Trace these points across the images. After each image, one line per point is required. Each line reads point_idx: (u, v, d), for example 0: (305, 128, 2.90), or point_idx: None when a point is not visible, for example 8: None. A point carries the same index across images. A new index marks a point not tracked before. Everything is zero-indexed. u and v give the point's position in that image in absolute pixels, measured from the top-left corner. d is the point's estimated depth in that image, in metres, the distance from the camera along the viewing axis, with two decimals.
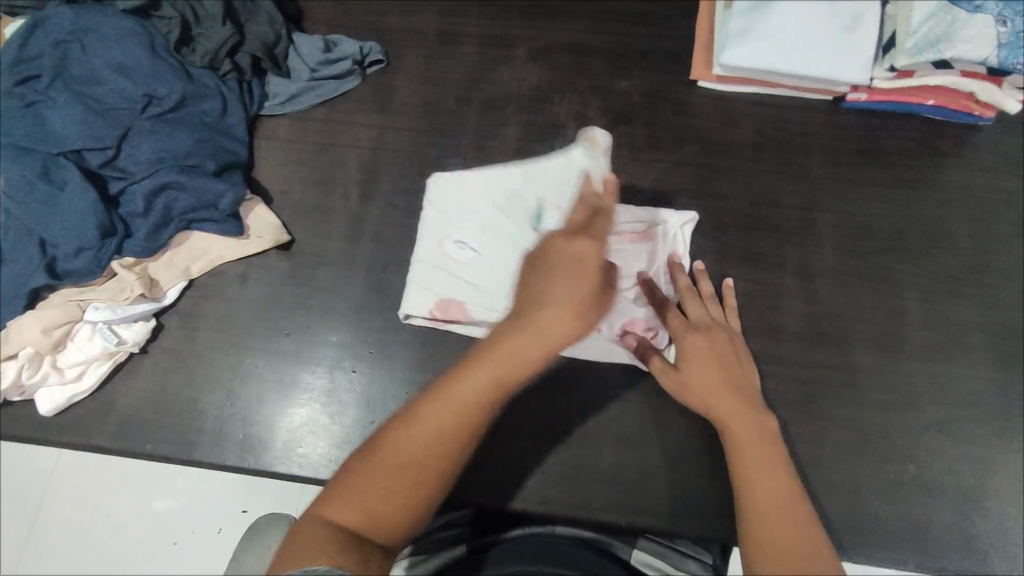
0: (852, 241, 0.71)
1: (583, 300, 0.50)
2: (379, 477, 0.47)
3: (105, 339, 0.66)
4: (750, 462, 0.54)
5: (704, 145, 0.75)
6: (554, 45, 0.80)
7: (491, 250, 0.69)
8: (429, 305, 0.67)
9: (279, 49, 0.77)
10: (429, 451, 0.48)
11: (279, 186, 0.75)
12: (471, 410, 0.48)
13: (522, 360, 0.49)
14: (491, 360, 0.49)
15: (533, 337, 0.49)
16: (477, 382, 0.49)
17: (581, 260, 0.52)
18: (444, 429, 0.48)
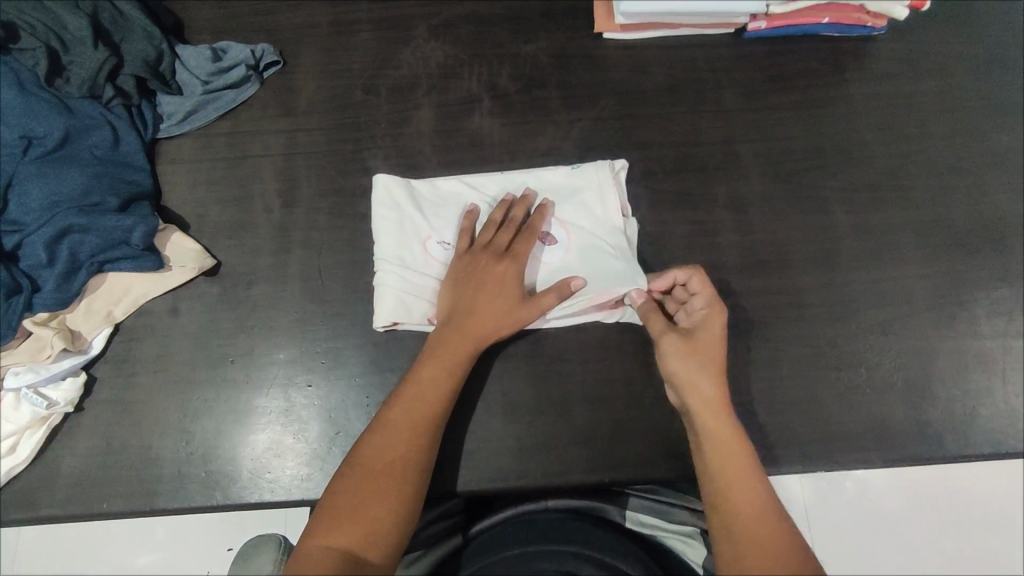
0: (775, 166, 0.73)
1: (489, 293, 0.63)
2: (359, 490, 0.55)
3: (32, 403, 0.61)
4: (743, 498, 0.55)
5: (620, 96, 0.75)
6: (454, 18, 0.78)
7: None
8: (421, 310, 0.66)
9: (165, 66, 0.73)
10: (398, 456, 0.56)
11: (194, 209, 0.71)
12: (425, 404, 0.59)
13: (450, 350, 0.61)
14: (432, 359, 0.61)
15: (449, 331, 0.62)
16: (429, 385, 0.60)
17: (475, 268, 0.65)
18: (407, 432, 0.57)
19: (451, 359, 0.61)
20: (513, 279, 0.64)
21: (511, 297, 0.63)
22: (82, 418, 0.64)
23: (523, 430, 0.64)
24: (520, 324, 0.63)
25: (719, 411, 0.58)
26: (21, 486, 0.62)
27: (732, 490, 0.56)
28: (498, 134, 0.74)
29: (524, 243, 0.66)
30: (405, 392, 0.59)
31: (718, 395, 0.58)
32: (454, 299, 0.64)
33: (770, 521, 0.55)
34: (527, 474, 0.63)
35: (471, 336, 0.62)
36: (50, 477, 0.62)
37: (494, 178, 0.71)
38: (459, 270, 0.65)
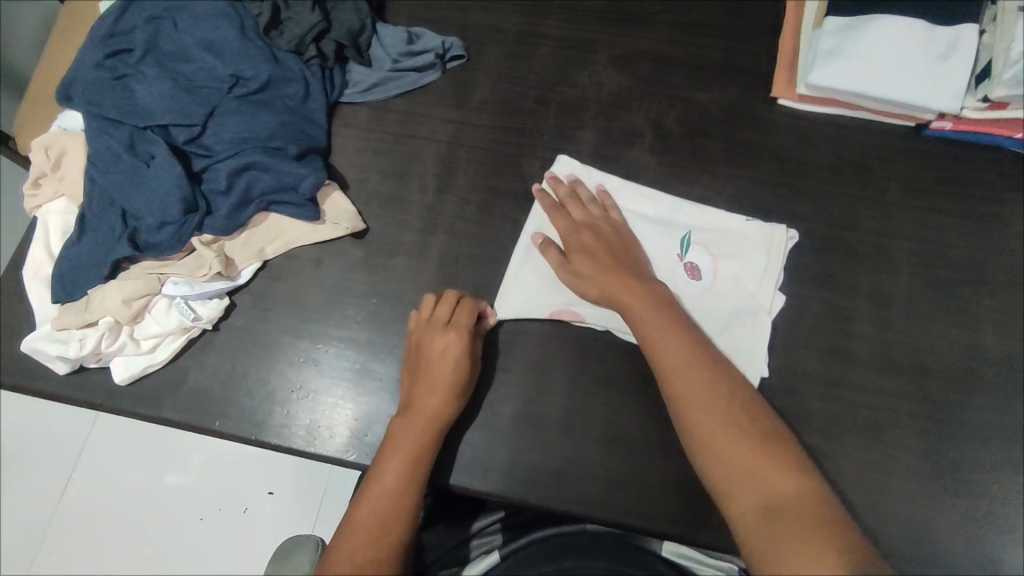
0: (929, 270, 0.70)
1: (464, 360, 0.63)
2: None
3: (181, 313, 0.66)
4: (706, 419, 0.56)
5: (782, 162, 0.75)
6: (635, 53, 0.80)
7: None
8: (548, 297, 0.68)
9: (363, 38, 0.78)
10: (370, 551, 0.55)
11: (355, 173, 0.75)
12: (395, 490, 0.58)
13: (428, 418, 0.61)
14: (391, 457, 0.60)
15: (428, 396, 0.62)
16: (393, 487, 0.58)
17: (446, 348, 0.63)
18: (376, 522, 0.57)
19: (410, 457, 0.59)
20: (451, 356, 0.63)
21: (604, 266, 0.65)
22: (215, 339, 0.69)
23: (617, 464, 0.64)
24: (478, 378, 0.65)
25: (670, 337, 0.60)
26: (150, 386, 0.67)
27: (701, 417, 0.56)
28: (653, 172, 0.75)
29: (552, 251, 0.68)
30: (371, 492, 0.58)
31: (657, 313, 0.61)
32: (428, 402, 0.61)
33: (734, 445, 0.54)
34: (611, 508, 0.63)
35: (426, 434, 0.60)
36: (176, 384, 0.67)
37: (661, 201, 0.73)
38: (438, 373, 0.62)
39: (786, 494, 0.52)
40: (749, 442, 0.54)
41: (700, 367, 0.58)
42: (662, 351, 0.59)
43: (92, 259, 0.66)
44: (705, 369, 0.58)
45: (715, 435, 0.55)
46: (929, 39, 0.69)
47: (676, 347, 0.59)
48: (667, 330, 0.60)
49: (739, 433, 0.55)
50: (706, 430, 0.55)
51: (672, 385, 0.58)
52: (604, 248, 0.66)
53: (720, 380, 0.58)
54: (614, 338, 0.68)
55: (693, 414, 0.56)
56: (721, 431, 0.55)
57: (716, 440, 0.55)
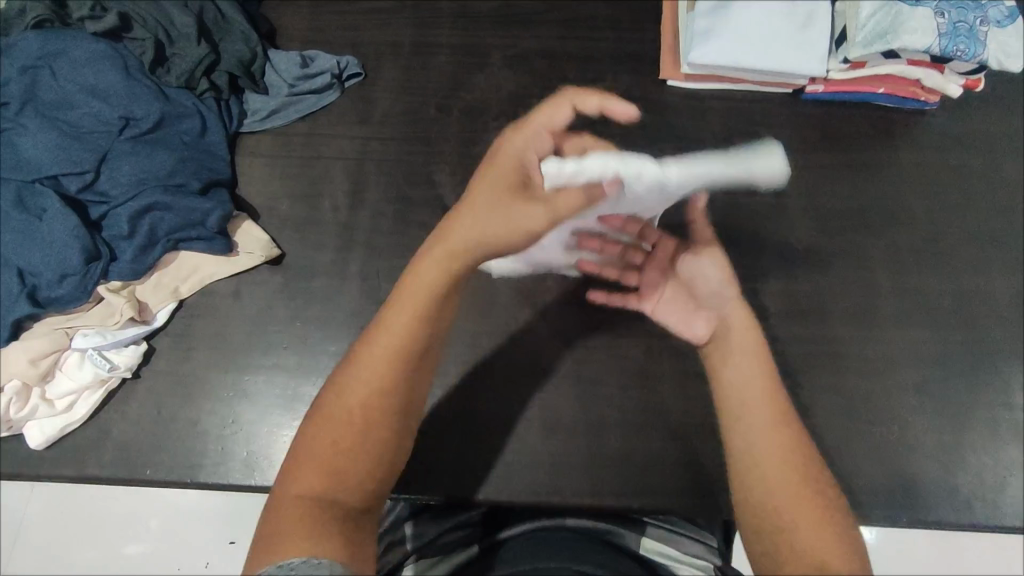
0: (823, 222, 0.75)
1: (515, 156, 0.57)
2: (339, 424, 0.48)
3: (95, 365, 0.65)
4: (779, 483, 0.48)
5: (678, 140, 0.79)
6: (528, 52, 0.83)
7: None
8: None
9: (256, 67, 0.77)
10: (374, 402, 0.49)
11: (265, 201, 0.75)
12: (420, 307, 0.51)
13: (460, 235, 0.53)
14: (423, 261, 0.52)
15: (469, 206, 0.55)
16: (403, 323, 0.50)
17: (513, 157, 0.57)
18: (374, 379, 0.50)
19: (427, 277, 0.52)
20: (522, 148, 0.58)
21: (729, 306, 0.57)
22: (137, 388, 0.67)
23: (558, 447, 0.66)
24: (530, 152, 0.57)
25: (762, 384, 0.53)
26: (74, 444, 0.65)
27: (775, 474, 0.49)
28: None
29: (561, 108, 0.57)
30: (376, 339, 0.51)
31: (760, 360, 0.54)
32: (465, 234, 0.54)
33: (807, 510, 0.47)
34: (558, 491, 0.65)
35: (446, 264, 0.52)
36: (100, 440, 0.65)
37: None
38: (483, 198, 0.55)
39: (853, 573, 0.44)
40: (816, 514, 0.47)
41: (780, 415, 0.51)
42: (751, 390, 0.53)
43: None
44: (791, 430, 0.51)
45: (783, 502, 0.48)
46: (789, 12, 0.75)
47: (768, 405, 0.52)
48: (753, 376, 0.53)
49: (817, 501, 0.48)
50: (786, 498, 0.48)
51: (752, 427, 0.51)
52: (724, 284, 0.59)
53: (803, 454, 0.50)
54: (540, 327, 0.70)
55: (762, 469, 0.49)
56: (796, 504, 0.48)
57: (790, 513, 0.47)
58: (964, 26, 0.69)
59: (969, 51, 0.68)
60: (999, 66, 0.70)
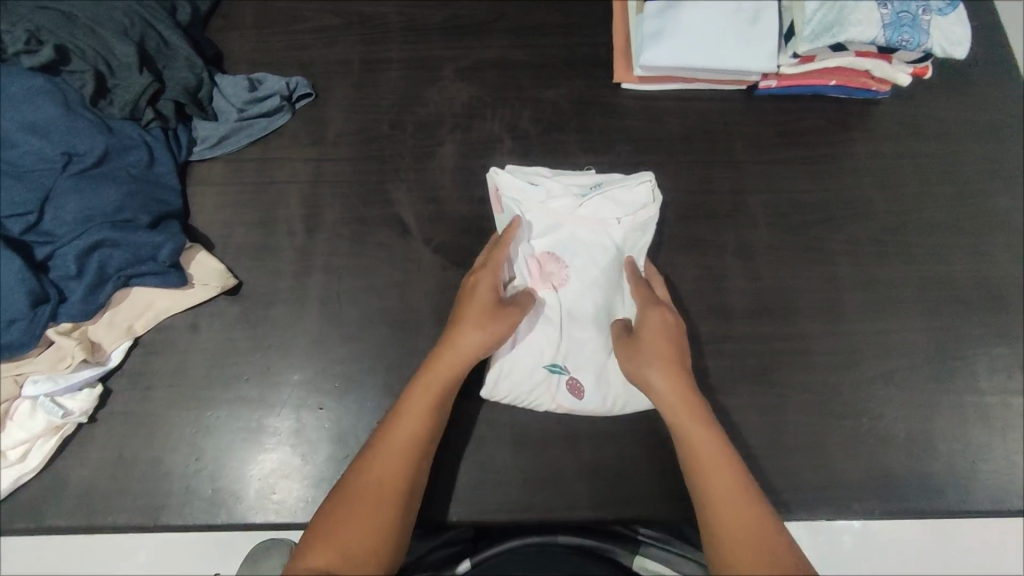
0: (783, 217, 0.75)
1: (491, 309, 0.63)
2: (347, 512, 0.55)
3: (47, 412, 0.62)
4: (731, 518, 0.55)
5: (635, 143, 0.79)
6: (480, 63, 0.82)
7: (577, 270, 0.70)
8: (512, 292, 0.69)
9: (203, 93, 0.76)
10: (378, 489, 0.56)
11: (219, 229, 0.73)
12: (414, 430, 0.59)
13: (461, 353, 0.61)
14: (414, 394, 0.60)
15: (464, 333, 0.62)
16: (410, 417, 0.60)
17: (484, 289, 0.64)
18: (388, 470, 0.57)
19: (407, 440, 0.58)
20: (489, 285, 0.64)
21: (654, 369, 0.61)
22: (96, 430, 0.65)
23: (531, 459, 0.66)
24: (510, 317, 0.63)
25: (705, 433, 0.58)
26: (32, 494, 0.63)
27: (726, 509, 0.55)
28: None
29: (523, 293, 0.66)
30: (384, 436, 0.59)
31: (691, 405, 0.60)
32: (464, 339, 0.62)
33: (754, 544, 0.53)
34: (534, 506, 0.64)
35: (455, 372, 0.61)
36: (59, 488, 0.63)
37: (589, 245, 0.70)
38: (471, 321, 0.62)
39: None
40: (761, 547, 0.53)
41: (720, 459, 0.57)
42: (699, 437, 0.58)
43: None
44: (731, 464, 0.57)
45: (737, 533, 0.54)
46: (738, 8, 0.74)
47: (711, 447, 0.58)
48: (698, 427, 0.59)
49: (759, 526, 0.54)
50: (728, 532, 0.54)
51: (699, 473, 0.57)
52: (665, 338, 0.63)
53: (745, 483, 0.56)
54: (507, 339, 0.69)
55: (715, 506, 0.56)
56: (746, 542, 0.53)
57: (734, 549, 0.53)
58: (907, 16, 0.69)
59: (913, 41, 0.69)
60: (944, 53, 0.70)
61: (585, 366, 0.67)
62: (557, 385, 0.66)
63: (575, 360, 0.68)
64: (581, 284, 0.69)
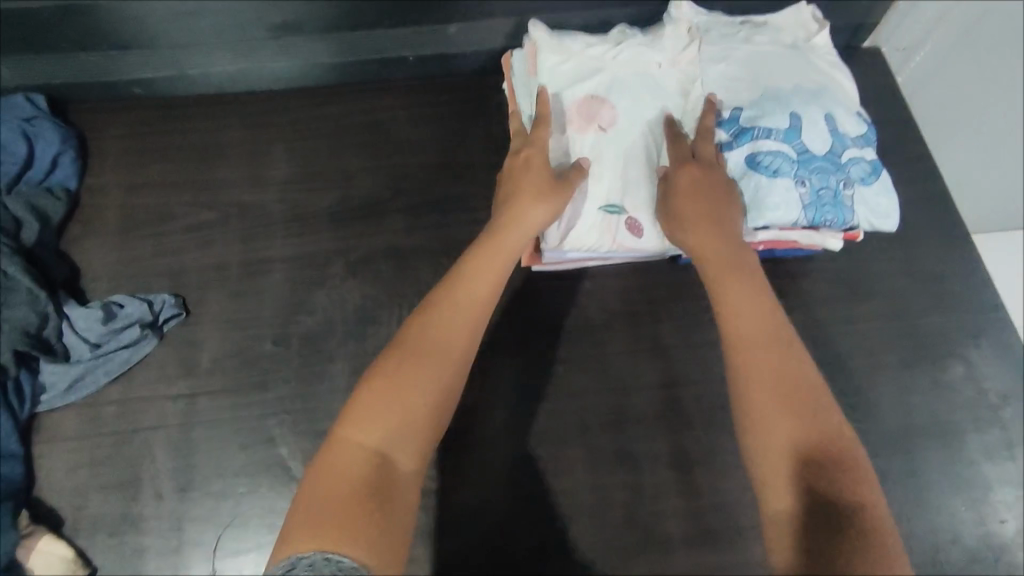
0: (721, 411, 0.66)
1: (546, 180, 0.62)
2: (401, 373, 0.49)
3: None
4: (778, 421, 0.46)
5: (549, 336, 0.69)
6: (374, 253, 0.74)
7: (626, 117, 0.69)
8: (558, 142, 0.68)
9: (50, 330, 0.66)
10: (433, 348, 0.51)
11: (70, 498, 0.62)
12: (469, 311, 0.54)
13: (521, 237, 0.61)
14: (473, 281, 0.56)
15: (528, 213, 0.61)
16: (473, 291, 0.56)
17: (541, 183, 0.62)
18: (446, 333, 0.52)
19: (472, 303, 0.55)
20: (546, 185, 0.62)
21: (696, 228, 0.60)
22: None
23: None
24: (568, 184, 0.63)
25: (756, 320, 0.52)
26: None
27: (770, 399, 0.48)
28: None
29: (573, 173, 0.64)
30: (442, 303, 0.55)
31: (773, 321, 0.53)
32: (529, 211, 0.61)
33: (799, 414, 0.47)
34: None
35: (515, 246, 0.60)
36: None
37: (626, 86, 0.69)
38: (531, 183, 0.62)
39: (855, 506, 0.42)
40: (801, 433, 0.46)
41: (775, 342, 0.51)
42: (770, 338, 0.51)
43: None
44: (789, 356, 0.50)
45: (783, 439, 0.46)
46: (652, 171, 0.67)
47: (778, 367, 0.49)
48: (750, 314, 0.53)
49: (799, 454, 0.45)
50: (766, 416, 0.47)
51: (737, 334, 0.52)
52: (715, 220, 0.59)
53: (806, 366, 0.49)
54: None
55: (754, 383, 0.49)
56: (783, 422, 0.46)
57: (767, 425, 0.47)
58: (827, 193, 0.63)
59: (837, 219, 0.63)
60: (873, 227, 0.64)
61: (619, 163, 0.67)
62: (616, 227, 0.66)
63: (634, 199, 0.67)
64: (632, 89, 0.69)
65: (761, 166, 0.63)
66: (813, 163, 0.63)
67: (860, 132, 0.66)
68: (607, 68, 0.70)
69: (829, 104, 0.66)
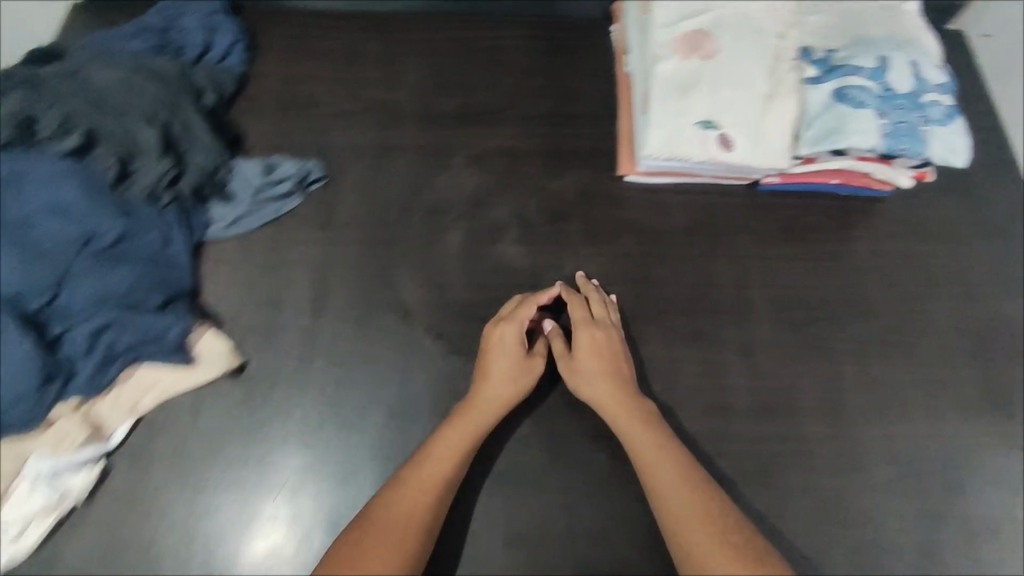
0: (783, 314, 0.76)
1: (494, 406, 0.67)
2: (361, 545, 0.56)
3: (46, 492, 0.63)
4: (693, 527, 0.58)
5: (639, 236, 0.81)
6: (490, 151, 0.85)
7: (728, 48, 0.78)
8: (663, 69, 0.78)
9: (221, 176, 0.79)
10: (400, 526, 0.58)
11: (228, 309, 0.75)
12: (436, 481, 0.62)
13: (477, 426, 0.66)
14: (414, 481, 0.61)
15: (494, 389, 0.67)
16: (432, 464, 0.62)
17: (487, 372, 0.68)
18: (407, 514, 0.59)
19: (435, 479, 0.62)
20: (506, 360, 0.69)
21: (593, 375, 0.69)
22: (94, 509, 0.66)
23: (524, 558, 0.66)
24: (525, 384, 0.68)
25: (660, 457, 0.63)
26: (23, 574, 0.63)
27: (692, 529, 0.58)
28: (522, 262, 0.78)
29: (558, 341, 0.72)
30: (404, 479, 0.61)
31: (667, 445, 0.64)
32: (483, 417, 0.66)
33: (712, 539, 0.57)
34: None
35: (482, 420, 0.66)
36: (50, 568, 0.63)
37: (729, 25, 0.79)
38: (502, 367, 0.68)
39: None
40: (722, 548, 0.56)
41: (680, 469, 0.62)
42: (662, 462, 0.63)
43: None
44: (674, 456, 0.63)
45: (706, 556, 0.56)
46: (750, 93, 0.76)
47: (669, 465, 0.62)
48: (656, 450, 0.64)
49: (732, 545, 0.56)
50: (703, 551, 0.56)
51: (657, 481, 0.62)
52: (606, 356, 0.70)
53: (707, 489, 0.61)
54: (497, 437, 0.70)
55: (679, 520, 0.59)
56: (710, 546, 0.56)
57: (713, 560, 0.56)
58: (905, 126, 0.71)
59: (913, 150, 0.71)
60: (945, 161, 0.72)
61: (718, 86, 0.77)
62: (708, 141, 0.76)
63: (728, 117, 0.76)
64: (735, 26, 0.79)
65: (847, 98, 0.73)
66: (897, 100, 0.72)
67: (941, 82, 0.74)
68: (714, 9, 0.80)
69: (915, 53, 0.75)
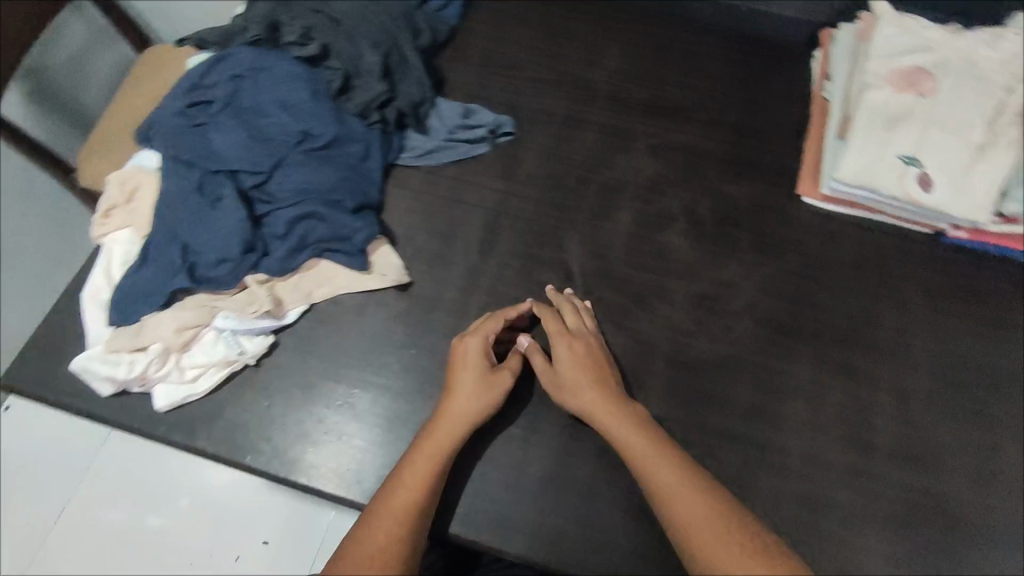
0: (946, 370, 0.73)
1: (461, 423, 0.64)
2: None
3: (228, 347, 0.70)
4: (702, 527, 0.55)
5: (805, 256, 0.80)
6: (671, 144, 0.87)
7: (947, 90, 0.75)
8: (873, 96, 0.76)
9: (423, 110, 0.85)
10: (380, 553, 0.55)
11: (404, 230, 0.80)
12: (411, 497, 0.59)
13: (444, 437, 0.63)
14: (395, 499, 0.59)
15: (462, 406, 0.64)
16: (404, 488, 0.59)
17: (451, 389, 0.66)
18: (388, 536, 0.56)
19: (407, 501, 0.58)
20: (471, 380, 0.66)
21: (582, 383, 0.66)
22: (258, 374, 0.72)
23: (639, 536, 0.66)
24: (496, 396, 0.66)
25: (656, 458, 0.60)
26: (190, 413, 0.70)
27: (697, 529, 0.55)
28: (685, 254, 0.79)
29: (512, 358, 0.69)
30: (374, 506, 0.58)
31: (662, 446, 0.61)
32: (448, 432, 0.63)
33: (724, 537, 0.54)
34: None
35: (452, 437, 0.63)
36: (214, 415, 0.70)
37: (953, 66, 0.76)
38: (468, 382, 0.66)
39: None
40: (731, 543, 0.54)
41: (677, 467, 0.59)
42: (659, 463, 0.60)
43: (149, 288, 0.70)
44: (669, 453, 0.60)
45: (714, 554, 0.53)
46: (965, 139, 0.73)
47: (669, 465, 0.59)
48: (651, 453, 0.60)
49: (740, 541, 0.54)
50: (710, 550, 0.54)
51: (655, 482, 0.59)
52: (590, 364, 0.67)
53: (705, 482, 0.58)
54: None
55: (684, 521, 0.56)
56: (724, 545, 0.54)
57: (723, 558, 0.53)
58: None
59: None
60: None
61: (930, 124, 0.74)
62: (908, 177, 0.74)
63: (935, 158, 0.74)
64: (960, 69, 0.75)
65: None
66: None
67: None
68: (940, 45, 0.77)
69: None
